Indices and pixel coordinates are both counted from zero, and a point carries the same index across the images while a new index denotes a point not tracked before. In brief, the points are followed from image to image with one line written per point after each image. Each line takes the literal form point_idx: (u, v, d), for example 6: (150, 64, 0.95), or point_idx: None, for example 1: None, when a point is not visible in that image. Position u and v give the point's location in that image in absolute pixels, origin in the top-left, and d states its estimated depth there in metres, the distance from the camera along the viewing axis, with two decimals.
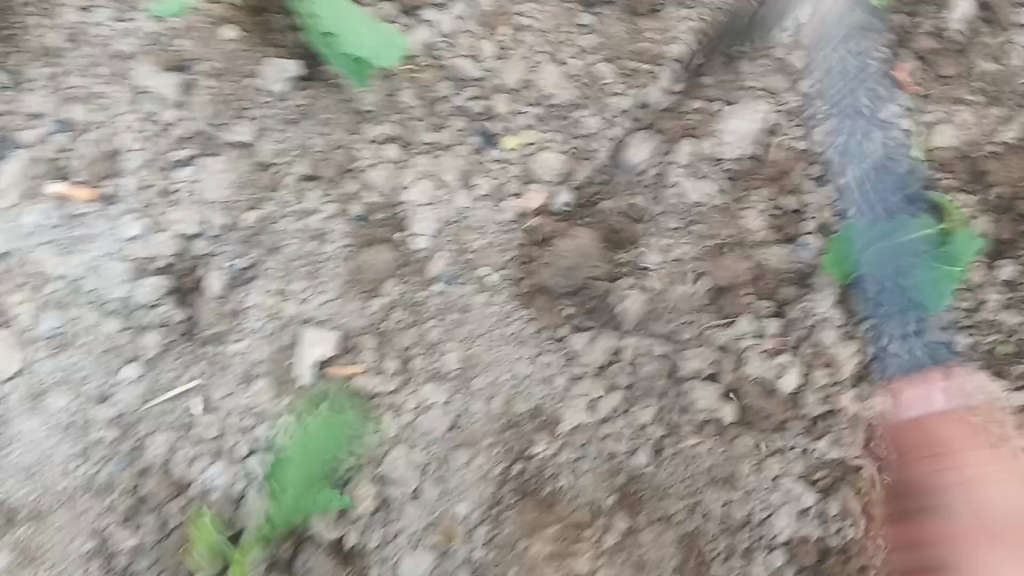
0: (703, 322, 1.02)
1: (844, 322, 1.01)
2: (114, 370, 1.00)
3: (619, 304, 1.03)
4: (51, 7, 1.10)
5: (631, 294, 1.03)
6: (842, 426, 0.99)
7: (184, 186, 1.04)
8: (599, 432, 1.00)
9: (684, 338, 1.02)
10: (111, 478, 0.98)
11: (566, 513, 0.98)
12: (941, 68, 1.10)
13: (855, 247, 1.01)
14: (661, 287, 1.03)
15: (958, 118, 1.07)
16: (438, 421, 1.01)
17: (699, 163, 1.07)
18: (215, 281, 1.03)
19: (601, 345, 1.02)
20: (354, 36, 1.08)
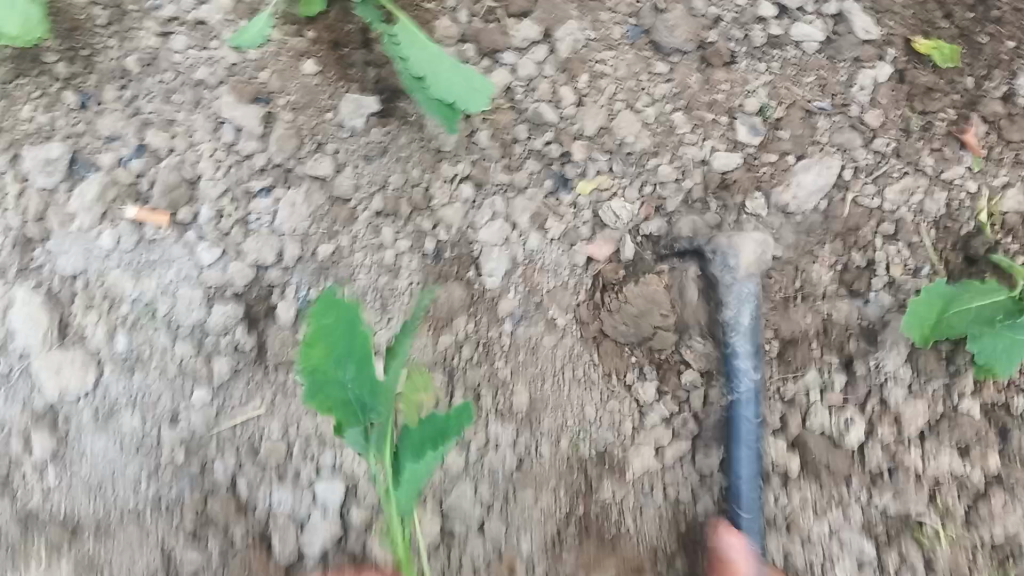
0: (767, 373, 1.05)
1: (910, 380, 1.04)
2: (188, 394, 1.01)
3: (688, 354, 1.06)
4: (126, 30, 1.06)
5: (698, 345, 1.05)
6: (899, 479, 1.02)
7: (259, 216, 1.03)
8: (665, 478, 1.04)
9: None
10: (180, 502, 1.00)
11: (627, 555, 1.02)
12: (1006, 132, 1.09)
13: (933, 309, 0.99)
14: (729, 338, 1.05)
15: (1023, 181, 1.07)
16: (505, 458, 1.02)
17: (771, 215, 1.08)
18: (286, 311, 1.03)
19: (672, 394, 1.06)
20: (448, 83, 0.94)
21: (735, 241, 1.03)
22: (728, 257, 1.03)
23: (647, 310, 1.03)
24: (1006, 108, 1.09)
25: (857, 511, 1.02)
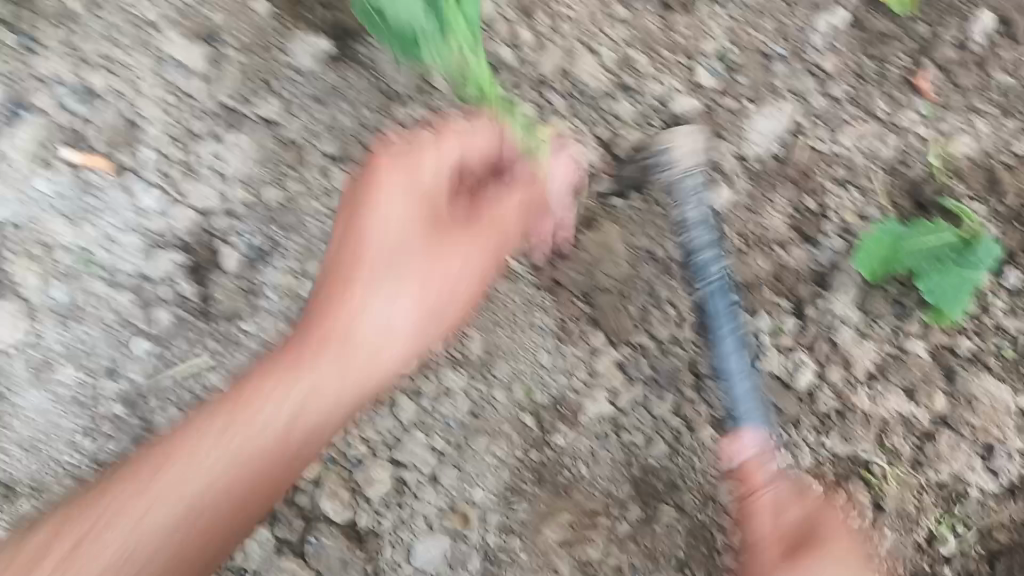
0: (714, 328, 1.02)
1: (859, 322, 1.03)
2: (126, 342, 1.00)
3: (646, 303, 1.04)
4: None
5: (654, 297, 1.04)
6: (833, 416, 1.02)
7: (206, 160, 1.02)
8: (618, 423, 1.02)
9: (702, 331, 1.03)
10: (117, 456, 0.99)
11: (581, 500, 1.01)
12: (959, 79, 1.09)
13: (882, 247, 1.02)
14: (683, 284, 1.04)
15: (973, 130, 1.08)
16: (458, 406, 1.02)
17: (721, 163, 1.06)
18: (230, 259, 1.01)
19: (643, 332, 1.03)
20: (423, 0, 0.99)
21: (666, 137, 1.03)
22: (660, 155, 1.02)
23: (604, 253, 1.04)
24: (960, 54, 1.09)
25: (805, 452, 1.01)
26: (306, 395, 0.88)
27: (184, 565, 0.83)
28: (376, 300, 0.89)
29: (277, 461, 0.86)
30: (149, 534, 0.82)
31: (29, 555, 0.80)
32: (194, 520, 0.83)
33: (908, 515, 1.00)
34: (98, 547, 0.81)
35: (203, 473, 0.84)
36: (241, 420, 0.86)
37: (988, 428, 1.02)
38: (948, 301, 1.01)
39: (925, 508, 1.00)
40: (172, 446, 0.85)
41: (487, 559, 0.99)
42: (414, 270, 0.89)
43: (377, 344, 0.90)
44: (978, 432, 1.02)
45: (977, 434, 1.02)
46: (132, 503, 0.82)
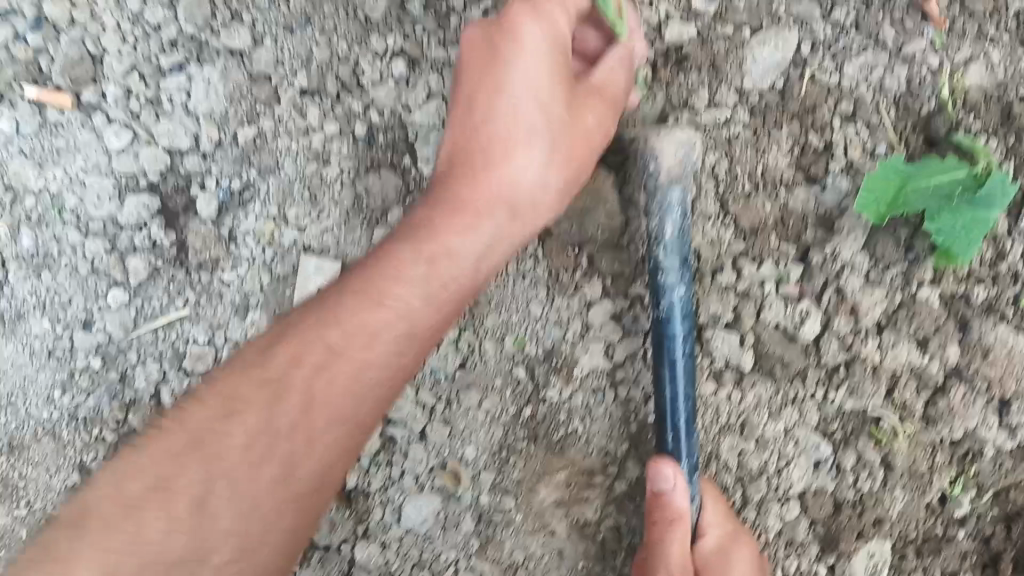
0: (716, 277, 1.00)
1: (868, 268, 0.98)
2: (101, 294, 0.96)
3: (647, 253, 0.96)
4: None
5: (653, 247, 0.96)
6: (841, 368, 0.99)
7: (171, 93, 0.96)
8: (616, 377, 0.97)
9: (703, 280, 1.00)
10: (95, 412, 0.96)
11: (577, 458, 0.98)
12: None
13: (889, 191, 0.95)
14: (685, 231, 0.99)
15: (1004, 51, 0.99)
16: (448, 358, 0.98)
17: (723, 96, 1.00)
18: (206, 205, 0.96)
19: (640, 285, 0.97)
20: None
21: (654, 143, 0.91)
22: (648, 161, 0.90)
23: (597, 203, 0.97)
24: None
25: (812, 410, 0.99)
26: (450, 250, 0.81)
27: (355, 432, 0.78)
28: (525, 157, 0.82)
29: (432, 315, 0.80)
30: (344, 404, 0.77)
31: (217, 428, 0.75)
32: (358, 385, 0.77)
33: (921, 475, 0.99)
34: (297, 422, 0.75)
35: (366, 345, 0.77)
36: (391, 280, 0.79)
37: (1001, 378, 0.98)
38: (958, 243, 0.94)
39: (939, 468, 0.99)
40: (346, 304, 0.79)
41: (481, 521, 0.98)
42: (564, 137, 0.82)
43: (523, 200, 0.83)
44: (991, 382, 0.99)
45: (991, 387, 0.99)
46: (319, 373, 0.76)
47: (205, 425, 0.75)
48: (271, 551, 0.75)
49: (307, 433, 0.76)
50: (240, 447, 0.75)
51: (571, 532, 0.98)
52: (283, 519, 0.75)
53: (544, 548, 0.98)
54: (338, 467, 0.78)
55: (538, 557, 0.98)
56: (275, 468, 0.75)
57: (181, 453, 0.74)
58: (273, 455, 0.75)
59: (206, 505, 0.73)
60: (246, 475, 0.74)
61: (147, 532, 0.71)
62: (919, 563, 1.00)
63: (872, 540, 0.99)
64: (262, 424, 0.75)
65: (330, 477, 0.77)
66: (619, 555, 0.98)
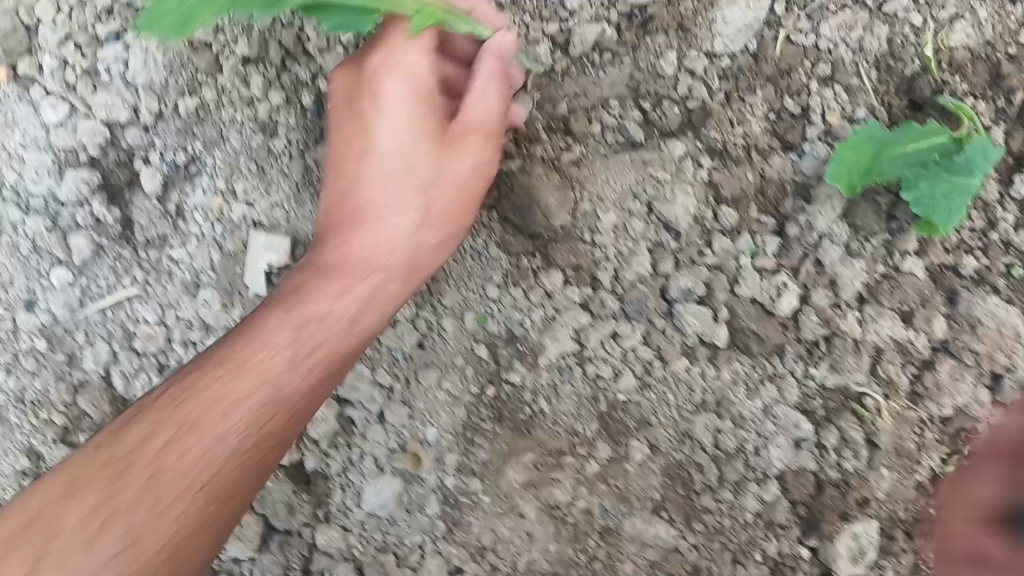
0: (684, 248, 0.93)
1: (848, 239, 0.92)
2: (45, 273, 0.93)
3: (605, 232, 0.93)
4: None
5: (611, 221, 0.92)
6: (826, 343, 0.93)
7: (109, 64, 0.92)
8: (583, 355, 0.93)
9: (661, 265, 0.93)
10: (43, 395, 0.93)
11: (545, 439, 0.93)
12: None
13: (864, 155, 0.88)
14: (647, 211, 0.93)
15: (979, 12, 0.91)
16: (404, 338, 0.94)
17: (691, 60, 0.93)
18: (150, 180, 0.92)
19: (602, 267, 0.93)
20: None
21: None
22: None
23: (532, 201, 0.93)
24: None
25: (792, 387, 0.93)
26: (317, 316, 0.82)
27: (214, 506, 0.76)
28: (398, 218, 0.83)
29: (291, 389, 0.80)
30: (191, 480, 0.76)
31: (56, 509, 0.74)
32: (212, 453, 0.76)
33: (907, 453, 0.93)
34: (145, 490, 0.75)
35: (222, 418, 0.77)
36: (248, 351, 0.79)
37: (989, 353, 0.91)
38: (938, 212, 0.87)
39: (928, 447, 0.93)
40: (199, 385, 0.78)
41: (447, 503, 0.94)
42: (434, 203, 0.83)
43: (402, 252, 0.84)
44: (979, 358, 0.92)
45: (980, 362, 0.92)
46: (169, 448, 0.76)
47: (70, 485, 0.75)
48: None
49: (152, 507, 0.74)
50: (73, 525, 0.73)
51: (540, 514, 0.93)
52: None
53: (513, 531, 0.94)
54: (196, 539, 0.76)
55: (507, 540, 0.94)
56: (111, 544, 0.73)
57: (42, 514, 0.74)
58: (120, 521, 0.74)
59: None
60: (77, 552, 0.72)
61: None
62: (910, 545, 0.93)
63: (857, 521, 0.93)
64: (110, 491, 0.75)
65: (194, 544, 0.76)
66: (591, 537, 0.94)
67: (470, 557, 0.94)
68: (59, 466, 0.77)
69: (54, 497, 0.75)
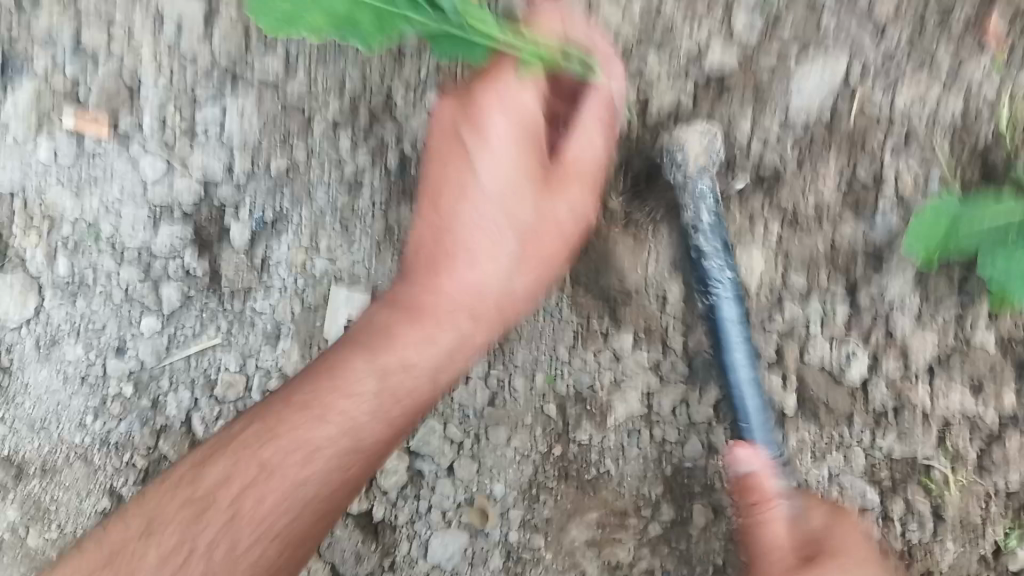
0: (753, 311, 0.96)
1: (920, 309, 0.94)
2: (135, 321, 0.97)
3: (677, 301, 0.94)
4: None
5: (684, 293, 0.94)
6: (895, 414, 0.95)
7: (206, 125, 0.95)
8: (650, 419, 0.95)
9: None
10: (127, 438, 0.97)
11: (609, 499, 0.95)
12: None
13: (938, 230, 0.89)
14: None
15: None
16: (476, 396, 0.95)
17: (762, 129, 0.94)
18: (239, 234, 0.97)
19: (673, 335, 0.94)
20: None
21: None
22: None
23: (608, 266, 0.94)
24: None
25: (858, 455, 0.96)
26: (403, 366, 0.82)
27: (286, 548, 0.78)
28: (493, 264, 0.81)
29: (375, 435, 0.81)
30: (268, 525, 0.78)
31: (135, 549, 0.77)
32: (283, 507, 0.78)
33: (971, 524, 0.95)
34: (220, 539, 0.77)
35: (302, 462, 0.79)
36: (332, 396, 0.81)
37: None
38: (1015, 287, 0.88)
39: (992, 520, 0.95)
40: (285, 419, 0.80)
41: (510, 559, 0.95)
42: (522, 253, 0.81)
43: (489, 298, 0.82)
44: None
45: None
46: (245, 495, 0.78)
47: (142, 531, 0.78)
48: None
49: (228, 551, 0.77)
50: (154, 566, 0.76)
51: (603, 572, 0.95)
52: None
53: None
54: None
55: None
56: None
57: (114, 554, 0.77)
58: (191, 566, 0.76)
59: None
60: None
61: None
62: None
63: None
64: (184, 539, 0.77)
65: None
66: None
67: None
68: (136, 503, 0.80)
69: (135, 535, 0.77)
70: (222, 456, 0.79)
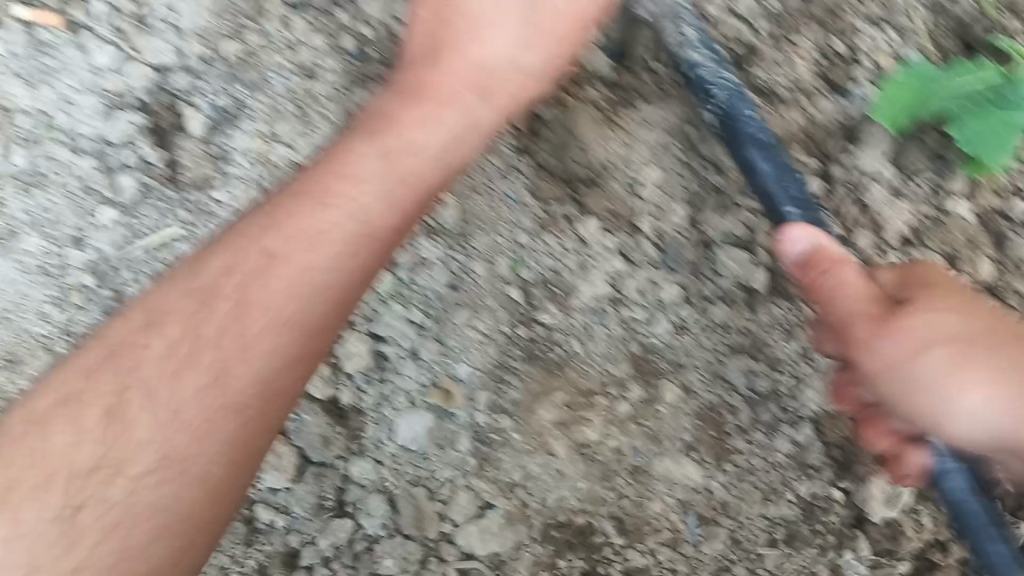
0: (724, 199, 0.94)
1: (892, 179, 0.91)
2: (92, 212, 0.96)
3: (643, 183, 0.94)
4: None
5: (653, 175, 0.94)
6: None
7: (158, 10, 0.95)
8: (616, 297, 0.94)
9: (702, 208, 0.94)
10: (89, 328, 0.96)
11: (576, 378, 0.94)
12: None
13: (910, 91, 0.88)
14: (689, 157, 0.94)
15: None
16: (436, 277, 0.94)
17: (737, 2, 0.91)
18: (195, 122, 0.95)
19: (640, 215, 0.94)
20: None
21: None
22: None
23: (572, 140, 0.94)
24: None
25: None
26: (407, 152, 0.79)
27: (304, 336, 0.73)
28: (492, 34, 0.80)
29: (384, 217, 0.77)
30: (276, 309, 0.72)
31: (138, 339, 0.72)
32: (291, 292, 0.73)
33: None
34: (225, 328, 0.72)
35: (307, 248, 0.74)
36: (336, 182, 0.77)
37: None
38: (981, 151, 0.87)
39: None
40: (290, 205, 0.75)
41: (478, 440, 0.95)
42: (528, 22, 0.80)
43: (496, 75, 0.81)
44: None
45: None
46: (251, 280, 0.73)
47: (133, 332, 0.72)
48: (194, 471, 0.69)
49: (237, 337, 0.72)
50: (156, 357, 0.71)
51: (570, 452, 0.94)
52: (216, 431, 0.70)
53: (543, 468, 0.94)
54: (289, 372, 0.73)
55: (537, 476, 0.95)
56: (202, 376, 0.71)
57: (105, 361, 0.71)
58: (195, 363, 0.71)
59: (118, 416, 0.70)
60: (164, 383, 0.70)
61: (53, 444, 0.69)
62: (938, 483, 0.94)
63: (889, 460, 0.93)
64: (188, 327, 0.72)
65: (269, 389, 0.72)
66: (620, 476, 0.94)
67: (499, 492, 0.95)
68: (142, 296, 0.74)
69: (138, 325, 0.72)
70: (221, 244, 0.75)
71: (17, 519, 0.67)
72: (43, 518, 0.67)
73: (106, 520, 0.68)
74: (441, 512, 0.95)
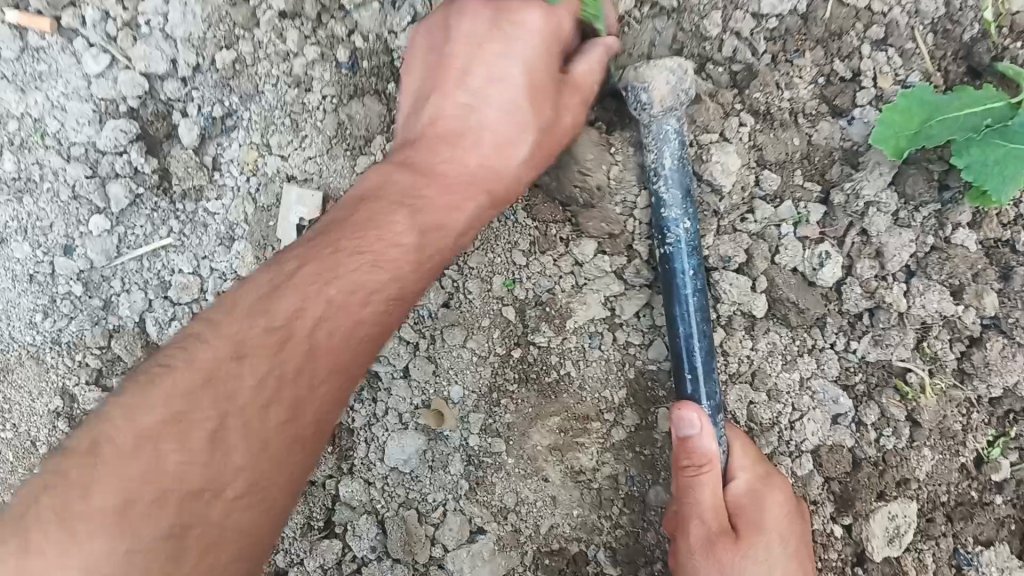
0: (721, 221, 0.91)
1: (897, 208, 0.88)
2: (84, 221, 0.94)
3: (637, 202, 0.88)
4: None
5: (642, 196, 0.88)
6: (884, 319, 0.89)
7: (149, 17, 0.91)
8: (613, 321, 0.91)
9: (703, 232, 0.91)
10: (78, 337, 0.96)
11: (571, 404, 0.92)
12: None
13: (912, 120, 0.84)
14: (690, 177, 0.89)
15: None
16: (430, 296, 0.92)
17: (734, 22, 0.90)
18: (187, 132, 0.93)
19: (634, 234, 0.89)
20: None
21: None
22: None
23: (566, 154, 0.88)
24: None
25: (830, 359, 0.91)
26: (443, 219, 0.80)
27: (347, 384, 0.75)
28: (507, 151, 0.81)
29: (417, 278, 0.78)
30: (336, 358, 0.73)
31: (228, 371, 0.69)
32: (345, 348, 0.74)
33: (951, 435, 0.89)
34: (301, 371, 0.71)
35: (362, 303, 0.74)
36: (385, 242, 0.76)
37: None
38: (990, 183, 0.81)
39: (974, 428, 0.89)
40: (341, 259, 0.75)
41: (470, 463, 0.93)
42: (540, 146, 0.82)
43: (498, 184, 0.82)
44: None
45: None
46: (315, 337, 0.72)
47: (215, 365, 0.69)
48: (272, 497, 0.71)
49: (305, 386, 0.71)
50: (251, 387, 0.69)
51: (565, 478, 0.92)
52: (293, 458, 0.71)
53: (536, 494, 0.92)
54: (332, 413, 0.74)
55: (530, 502, 0.93)
56: (283, 412, 0.70)
57: (193, 389, 0.68)
58: (278, 403, 0.70)
59: (222, 443, 0.68)
60: (255, 414, 0.69)
61: (165, 462, 0.66)
62: (949, 527, 0.91)
63: (895, 501, 0.90)
64: (270, 372, 0.70)
65: (321, 431, 0.74)
66: (615, 504, 0.92)
67: (491, 516, 0.93)
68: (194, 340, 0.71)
69: (228, 356, 0.70)
70: (289, 296, 0.72)
71: (136, 536, 0.64)
72: (158, 533, 0.65)
73: (206, 539, 0.67)
74: (431, 535, 0.94)
